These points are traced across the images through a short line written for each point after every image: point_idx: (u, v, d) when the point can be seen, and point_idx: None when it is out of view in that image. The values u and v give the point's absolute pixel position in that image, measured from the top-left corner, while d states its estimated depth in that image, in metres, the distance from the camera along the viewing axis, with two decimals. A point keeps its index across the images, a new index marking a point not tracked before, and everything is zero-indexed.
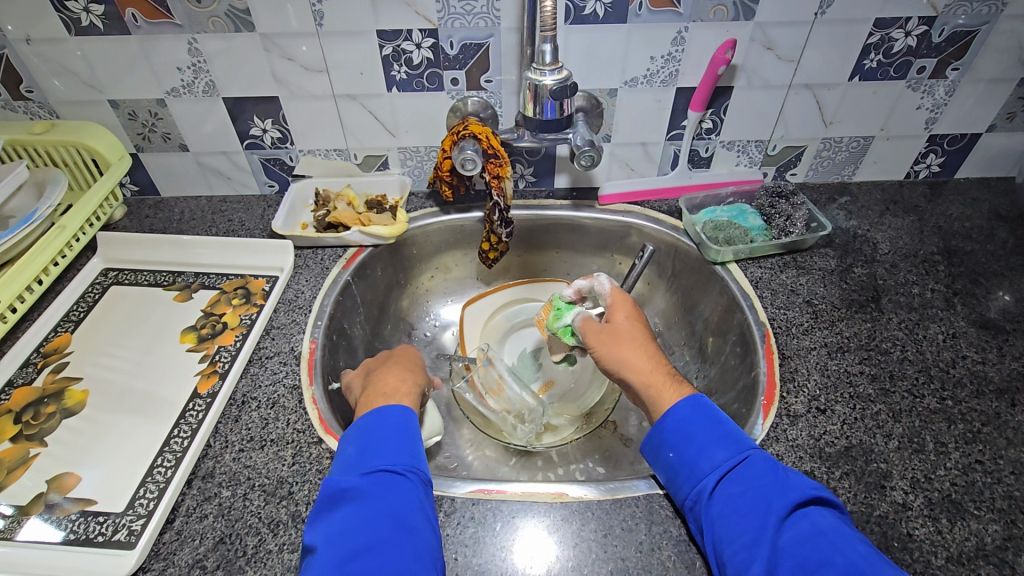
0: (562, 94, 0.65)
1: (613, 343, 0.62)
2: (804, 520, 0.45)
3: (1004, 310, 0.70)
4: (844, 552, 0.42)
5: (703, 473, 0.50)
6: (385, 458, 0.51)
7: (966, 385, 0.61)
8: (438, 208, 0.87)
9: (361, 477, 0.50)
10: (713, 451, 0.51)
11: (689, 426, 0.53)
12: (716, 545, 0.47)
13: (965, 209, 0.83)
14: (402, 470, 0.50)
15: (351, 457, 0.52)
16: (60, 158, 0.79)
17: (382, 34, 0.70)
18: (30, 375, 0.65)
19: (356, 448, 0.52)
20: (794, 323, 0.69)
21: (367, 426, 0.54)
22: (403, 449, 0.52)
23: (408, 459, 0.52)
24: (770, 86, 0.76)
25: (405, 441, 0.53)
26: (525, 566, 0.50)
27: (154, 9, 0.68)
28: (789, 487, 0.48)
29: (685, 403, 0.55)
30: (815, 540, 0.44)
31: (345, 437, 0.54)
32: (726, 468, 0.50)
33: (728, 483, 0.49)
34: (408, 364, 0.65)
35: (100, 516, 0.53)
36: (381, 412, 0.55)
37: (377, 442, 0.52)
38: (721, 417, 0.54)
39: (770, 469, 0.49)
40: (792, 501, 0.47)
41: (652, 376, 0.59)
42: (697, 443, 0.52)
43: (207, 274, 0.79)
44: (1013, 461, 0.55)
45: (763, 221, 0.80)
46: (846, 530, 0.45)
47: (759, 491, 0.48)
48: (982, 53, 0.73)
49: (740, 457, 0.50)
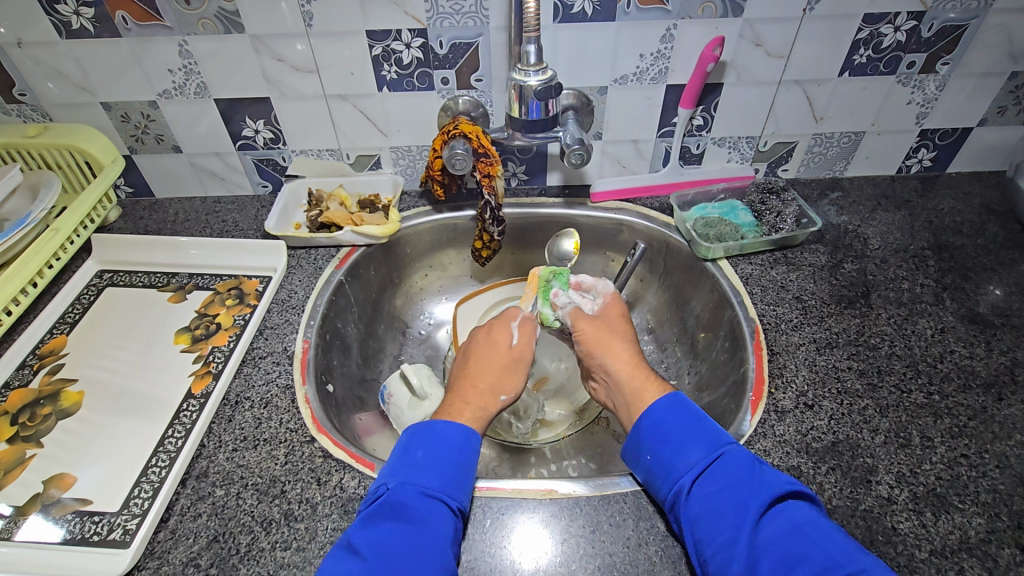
0: (548, 95, 0.66)
1: (604, 332, 0.65)
2: (781, 515, 0.46)
3: (994, 305, 0.70)
4: (820, 544, 0.43)
5: (680, 474, 0.51)
6: (444, 485, 0.50)
7: (953, 380, 0.62)
8: (431, 207, 0.87)
9: (417, 495, 0.48)
10: (689, 451, 0.51)
11: (664, 427, 0.54)
12: (697, 544, 0.47)
13: (956, 203, 0.84)
14: (453, 505, 0.49)
15: (413, 464, 0.50)
16: (54, 161, 0.80)
17: (371, 34, 0.70)
18: (26, 376, 0.66)
19: (424, 458, 0.51)
20: (783, 319, 0.69)
21: (433, 441, 0.52)
22: (457, 482, 0.51)
23: (461, 495, 0.50)
24: (760, 82, 0.76)
25: (464, 473, 0.51)
26: (515, 559, 0.51)
27: (144, 12, 0.68)
28: (765, 483, 0.48)
29: (664, 402, 0.56)
30: (793, 535, 0.44)
31: (411, 436, 0.53)
32: (701, 467, 0.50)
33: (704, 482, 0.49)
34: (510, 360, 0.62)
35: (95, 516, 0.53)
36: (454, 430, 0.53)
37: (442, 462, 0.51)
38: (697, 415, 0.54)
39: (744, 465, 0.50)
40: (768, 498, 0.47)
41: (634, 371, 0.60)
42: (673, 444, 0.53)
43: (201, 275, 0.79)
44: (999, 455, 0.55)
45: (754, 217, 0.80)
46: (823, 522, 0.45)
47: (736, 488, 0.48)
48: (972, 47, 0.72)
49: (716, 455, 0.51)
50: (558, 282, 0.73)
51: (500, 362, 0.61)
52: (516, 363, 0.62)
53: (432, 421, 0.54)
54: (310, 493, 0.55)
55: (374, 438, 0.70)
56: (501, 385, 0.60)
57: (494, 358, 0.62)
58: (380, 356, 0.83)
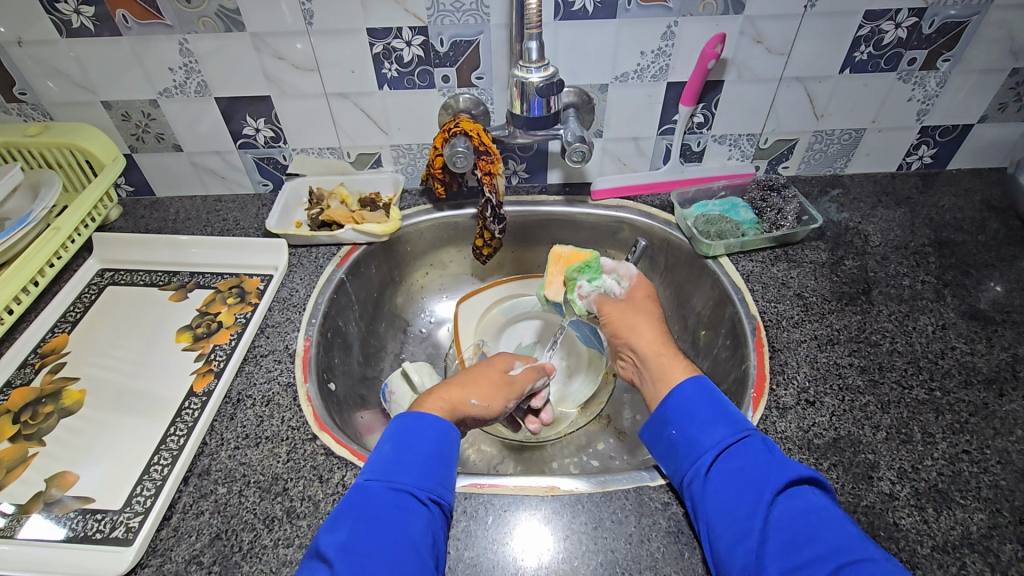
0: (549, 92, 0.66)
1: (630, 313, 0.66)
2: (798, 497, 0.46)
3: (994, 301, 0.70)
4: (833, 529, 0.43)
5: (701, 450, 0.51)
6: (414, 478, 0.49)
7: (954, 376, 0.62)
8: (432, 205, 0.87)
9: (385, 490, 0.48)
10: (714, 429, 0.52)
11: (691, 403, 0.54)
12: (710, 519, 0.47)
13: (957, 200, 0.84)
14: (424, 497, 0.48)
15: (382, 460, 0.50)
16: (54, 160, 0.80)
17: (372, 32, 0.70)
18: (28, 375, 0.66)
19: (391, 453, 0.50)
20: (784, 316, 0.69)
21: (403, 436, 0.52)
22: (427, 474, 0.50)
23: (433, 486, 0.49)
24: (760, 79, 0.76)
25: (435, 466, 0.51)
26: (517, 556, 0.51)
27: (145, 10, 0.68)
28: (786, 467, 0.48)
29: (691, 382, 0.56)
30: (807, 516, 0.44)
31: (384, 435, 0.53)
32: (726, 444, 0.51)
33: (726, 459, 0.50)
34: (498, 381, 0.62)
35: (98, 514, 0.53)
36: (423, 424, 0.53)
37: (411, 457, 0.50)
38: (723, 399, 0.55)
39: (767, 449, 0.50)
40: (788, 479, 0.47)
41: (657, 351, 0.61)
42: (697, 422, 0.53)
43: (202, 274, 0.79)
44: (1000, 451, 0.55)
45: (755, 214, 0.80)
46: (836, 510, 0.45)
47: (757, 469, 0.48)
48: (973, 43, 0.72)
49: (739, 436, 0.51)
50: (586, 274, 0.72)
51: (486, 377, 0.62)
52: (504, 387, 0.62)
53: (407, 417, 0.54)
54: (312, 490, 0.55)
55: (375, 436, 0.70)
56: (479, 394, 0.59)
57: (484, 373, 0.62)
58: (381, 354, 0.83)
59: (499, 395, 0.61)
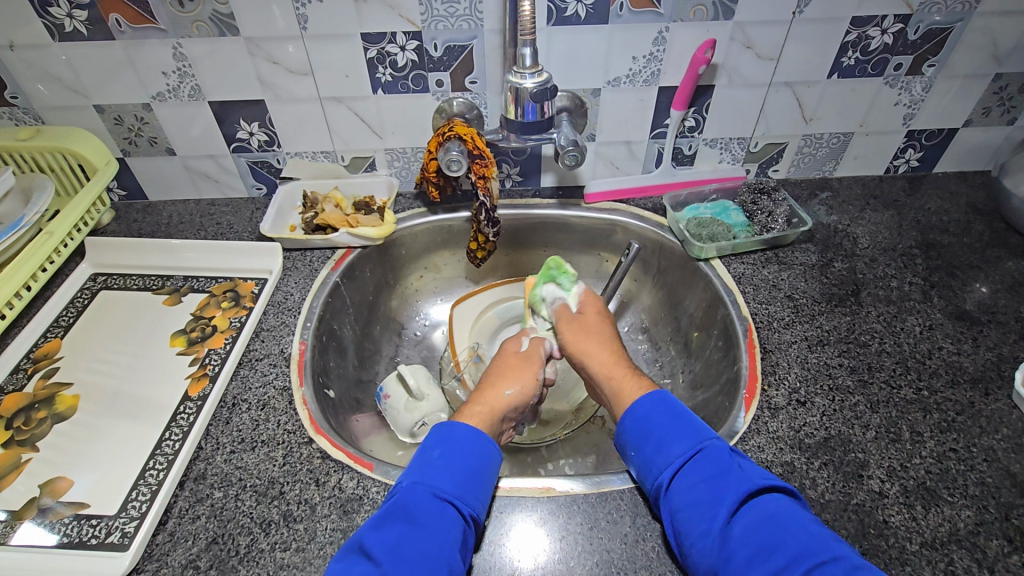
0: (543, 97, 0.66)
1: (582, 332, 0.68)
2: (756, 507, 0.46)
3: (980, 302, 0.71)
4: (793, 533, 0.44)
5: (659, 471, 0.52)
6: (459, 489, 0.50)
7: (941, 376, 0.63)
8: (426, 208, 0.87)
9: (431, 497, 0.49)
10: (668, 449, 0.52)
11: (647, 423, 0.55)
12: (678, 536, 0.48)
13: (943, 202, 0.85)
14: (465, 511, 0.50)
15: (430, 464, 0.51)
16: (46, 163, 0.79)
17: (366, 37, 0.71)
18: (20, 381, 0.66)
19: (440, 459, 0.52)
20: (775, 317, 0.70)
21: (447, 447, 0.53)
22: (471, 489, 0.51)
23: (474, 502, 0.50)
24: (751, 84, 0.77)
25: (478, 481, 0.52)
26: (513, 558, 0.51)
27: (138, 15, 0.68)
28: (741, 477, 0.48)
29: (643, 402, 0.56)
30: (767, 527, 0.45)
31: (431, 438, 0.54)
32: (679, 463, 0.51)
33: (682, 476, 0.50)
34: (519, 362, 0.66)
35: (93, 519, 0.53)
36: (475, 437, 0.54)
37: (459, 467, 0.52)
38: (678, 410, 0.55)
39: (720, 460, 0.50)
40: (744, 492, 0.47)
41: (613, 368, 0.63)
42: (652, 441, 0.54)
43: (196, 278, 0.79)
44: (986, 449, 0.57)
45: (746, 217, 0.81)
46: (797, 513, 0.46)
47: (711, 484, 0.49)
48: (957, 50, 0.74)
49: (694, 450, 0.52)
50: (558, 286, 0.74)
51: (511, 365, 0.65)
52: (525, 363, 0.66)
53: (455, 424, 0.55)
54: (309, 493, 0.55)
55: (372, 439, 0.71)
56: (508, 383, 0.62)
57: (506, 363, 0.66)
58: (376, 357, 0.83)
59: (527, 373, 0.64)
